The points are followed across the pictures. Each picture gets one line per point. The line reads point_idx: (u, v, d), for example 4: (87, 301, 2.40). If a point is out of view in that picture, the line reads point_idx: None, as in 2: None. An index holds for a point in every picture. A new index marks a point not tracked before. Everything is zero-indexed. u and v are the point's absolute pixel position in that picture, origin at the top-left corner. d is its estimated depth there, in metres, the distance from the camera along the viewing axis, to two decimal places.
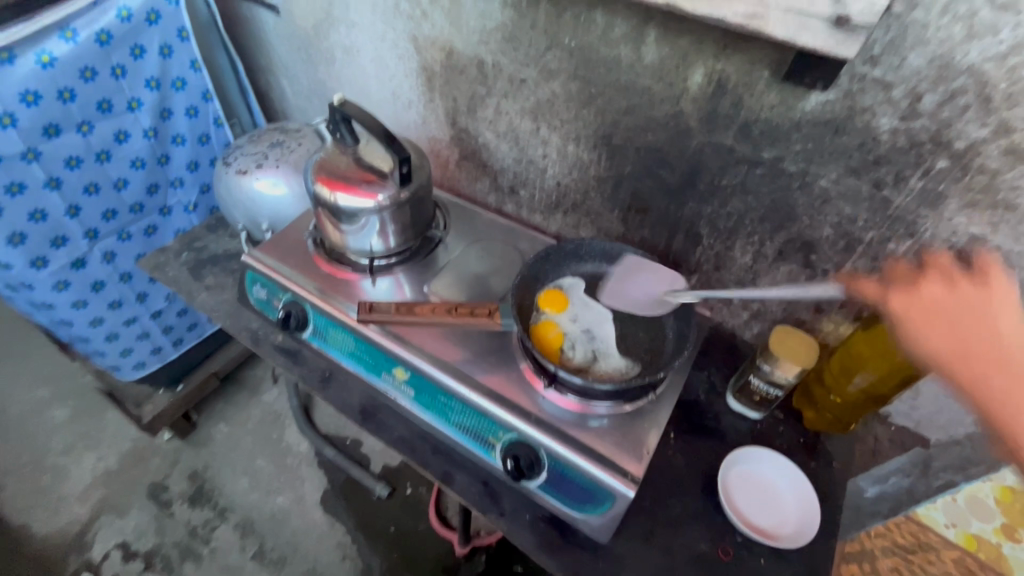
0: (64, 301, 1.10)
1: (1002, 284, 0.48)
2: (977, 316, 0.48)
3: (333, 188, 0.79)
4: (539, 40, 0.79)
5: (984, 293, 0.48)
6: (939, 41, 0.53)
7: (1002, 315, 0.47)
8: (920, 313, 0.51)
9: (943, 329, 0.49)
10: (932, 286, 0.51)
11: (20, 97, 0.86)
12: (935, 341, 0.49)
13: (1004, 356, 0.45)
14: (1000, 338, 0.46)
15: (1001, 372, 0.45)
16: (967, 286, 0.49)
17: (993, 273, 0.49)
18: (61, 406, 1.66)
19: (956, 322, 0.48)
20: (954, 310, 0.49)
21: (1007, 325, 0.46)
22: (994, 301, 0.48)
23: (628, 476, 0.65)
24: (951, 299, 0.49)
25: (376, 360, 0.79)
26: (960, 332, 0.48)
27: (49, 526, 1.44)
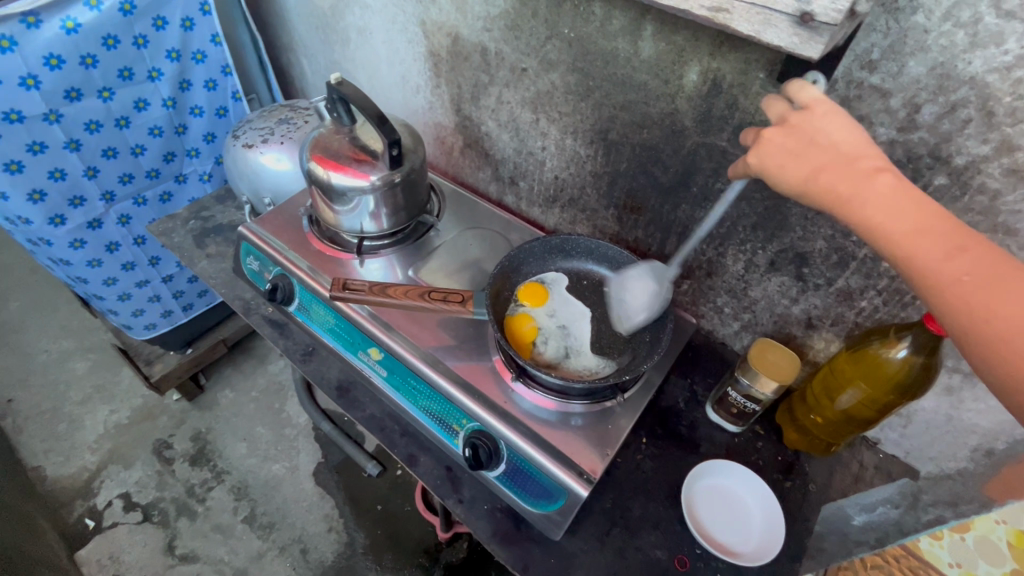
0: (80, 259, 1.15)
1: (820, 98, 0.46)
2: (816, 142, 0.45)
3: (326, 166, 0.79)
4: (540, 30, 0.78)
5: (815, 109, 0.46)
6: (941, 49, 0.50)
7: (831, 125, 0.45)
8: (775, 161, 0.48)
9: (796, 167, 0.47)
10: (773, 134, 0.48)
11: (45, 61, 0.91)
12: (793, 183, 0.47)
13: (852, 164, 0.44)
14: (837, 145, 0.45)
15: (853, 181, 0.43)
16: (799, 116, 0.47)
17: (812, 96, 0.46)
18: (83, 358, 1.75)
19: (799, 154, 0.46)
20: (797, 147, 0.46)
21: (851, 140, 0.44)
22: (824, 116, 0.45)
23: (584, 476, 0.64)
24: (790, 136, 0.47)
25: (353, 338, 0.80)
26: (808, 161, 0.46)
27: (61, 470, 1.52)
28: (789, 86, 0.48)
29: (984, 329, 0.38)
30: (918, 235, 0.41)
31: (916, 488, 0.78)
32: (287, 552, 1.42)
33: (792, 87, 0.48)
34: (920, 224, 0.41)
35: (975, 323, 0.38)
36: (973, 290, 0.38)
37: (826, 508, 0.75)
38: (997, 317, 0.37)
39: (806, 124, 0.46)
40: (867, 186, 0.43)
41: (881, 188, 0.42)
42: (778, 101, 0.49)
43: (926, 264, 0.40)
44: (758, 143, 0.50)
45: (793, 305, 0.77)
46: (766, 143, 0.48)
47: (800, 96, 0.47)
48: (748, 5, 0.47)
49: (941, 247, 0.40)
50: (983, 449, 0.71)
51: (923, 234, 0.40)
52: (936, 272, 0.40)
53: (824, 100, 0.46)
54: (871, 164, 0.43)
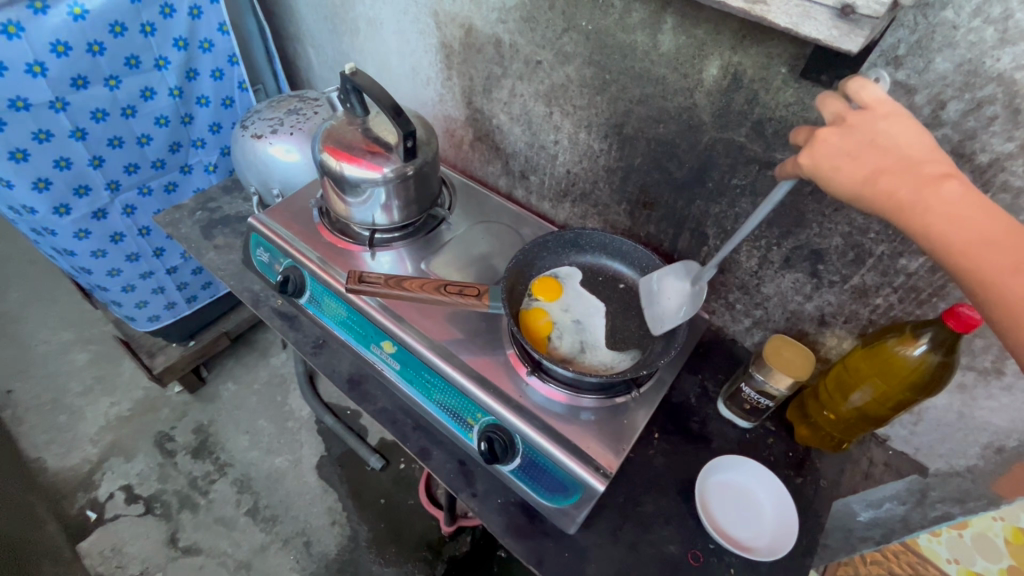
0: (84, 249, 1.14)
1: (883, 99, 0.45)
2: (879, 145, 0.45)
3: (339, 157, 0.79)
4: (556, 22, 0.77)
5: (876, 112, 0.45)
6: (969, 45, 0.50)
7: (895, 128, 0.44)
8: (831, 163, 0.46)
9: (854, 169, 0.45)
10: (830, 133, 0.46)
11: (51, 48, 0.89)
12: (851, 185, 0.46)
13: (918, 169, 0.43)
14: (904, 150, 0.44)
15: (922, 185, 0.43)
16: (859, 116, 0.45)
17: (876, 96, 0.45)
18: (83, 349, 1.74)
19: (858, 155, 0.45)
20: (856, 147, 0.45)
21: (916, 145, 0.44)
22: (886, 120, 0.45)
23: (601, 471, 0.64)
24: (849, 136, 0.46)
25: (366, 331, 0.79)
26: (869, 163, 0.45)
27: (61, 462, 1.51)
28: (849, 83, 0.46)
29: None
30: (986, 242, 0.40)
31: (925, 485, 0.79)
32: (290, 545, 1.42)
33: (853, 84, 0.46)
34: (989, 233, 0.40)
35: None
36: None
37: (835, 503, 0.76)
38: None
39: (868, 125, 0.45)
40: (937, 191, 0.42)
41: (952, 193, 0.42)
42: (832, 99, 0.48)
43: (995, 272, 0.40)
44: (811, 142, 0.48)
45: (807, 301, 0.77)
46: (821, 143, 0.47)
47: (860, 96, 0.46)
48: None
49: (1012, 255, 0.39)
50: (994, 447, 0.71)
51: (991, 242, 0.40)
52: (1006, 280, 0.39)
53: (889, 100, 0.45)
54: (939, 170, 0.43)
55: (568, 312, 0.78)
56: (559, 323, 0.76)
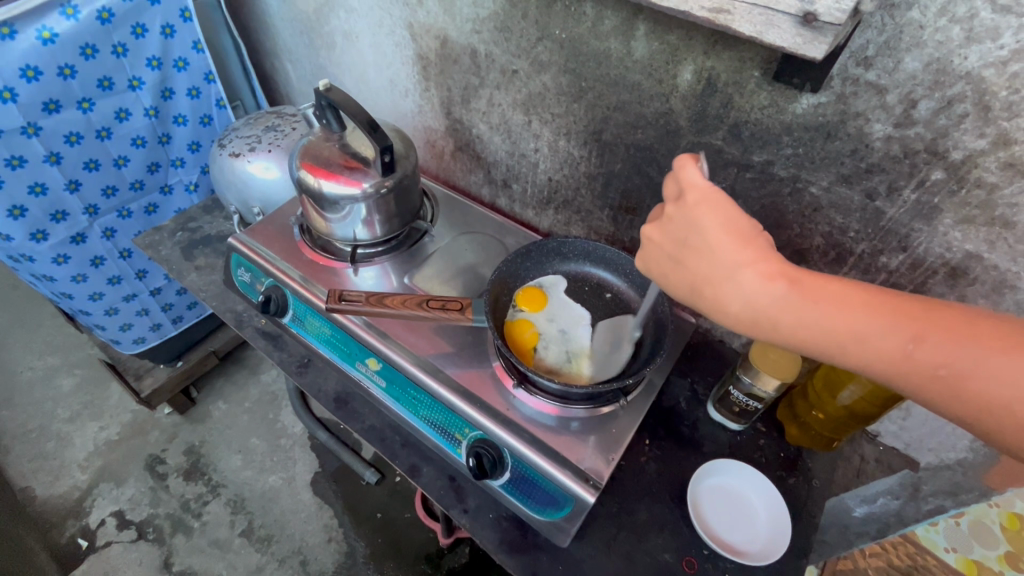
0: (64, 274, 1.13)
1: (693, 188, 0.47)
2: (692, 248, 0.47)
3: (317, 174, 0.78)
4: (531, 31, 0.77)
5: (686, 208, 0.47)
6: (936, 44, 0.50)
7: (701, 225, 0.46)
8: (661, 268, 0.51)
9: (681, 275, 0.49)
10: (656, 234, 0.51)
11: (21, 73, 0.88)
12: (685, 291, 0.49)
13: (734, 274, 0.45)
14: (712, 254, 0.46)
15: (742, 291, 0.44)
16: (673, 211, 0.49)
17: (687, 186, 0.47)
18: (69, 374, 1.72)
19: (680, 261, 0.49)
20: (677, 252, 0.49)
21: (726, 242, 0.45)
22: (691, 214, 0.46)
23: (590, 482, 0.64)
24: (671, 241, 0.49)
25: (350, 349, 0.79)
26: (692, 272, 0.48)
27: (50, 490, 1.48)
28: (675, 164, 0.48)
29: (940, 386, 0.39)
30: (826, 327, 0.42)
31: (915, 478, 0.76)
32: (286, 564, 1.40)
33: (677, 165, 0.48)
34: (825, 314, 0.42)
35: (925, 382, 0.40)
36: (893, 357, 0.41)
37: (828, 502, 0.76)
38: (943, 372, 0.39)
39: (680, 225, 0.48)
40: (757, 295, 0.44)
41: (771, 294, 0.43)
42: (666, 184, 0.50)
43: (849, 347, 0.42)
44: (643, 245, 0.53)
45: None
46: (650, 247, 0.52)
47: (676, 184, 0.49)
48: (750, 6, 0.47)
49: (849, 329, 0.42)
50: (982, 439, 0.71)
51: (826, 324, 0.42)
52: (862, 352, 0.42)
53: (698, 189, 0.47)
54: (755, 270, 0.44)
55: (551, 321, 0.78)
56: (544, 332, 0.76)
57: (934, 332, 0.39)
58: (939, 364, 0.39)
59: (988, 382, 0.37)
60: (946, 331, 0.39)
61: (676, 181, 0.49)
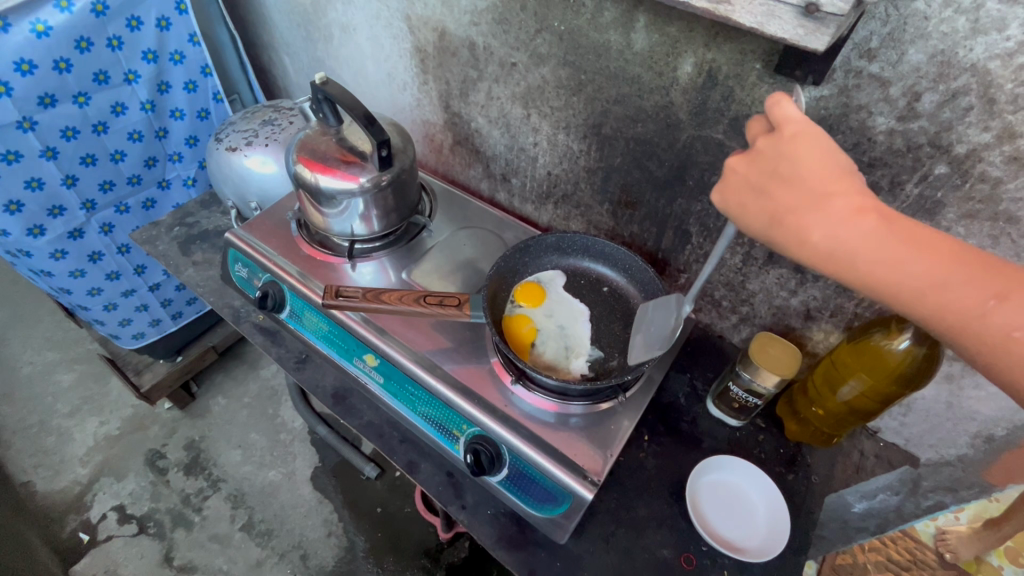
0: (62, 269, 1.12)
1: (794, 118, 0.43)
2: (783, 176, 0.43)
3: (314, 169, 0.77)
4: (529, 23, 0.76)
5: (782, 138, 0.43)
6: (941, 36, 0.49)
7: (798, 152, 0.43)
8: (738, 199, 0.47)
9: (760, 206, 0.45)
10: (738, 163, 0.47)
11: (15, 66, 0.87)
12: (760, 223, 0.46)
13: (825, 203, 0.41)
14: (807, 181, 0.42)
15: (829, 223, 0.41)
16: (766, 141, 0.45)
17: (788, 115, 0.44)
18: (69, 369, 1.72)
19: (763, 190, 0.45)
20: (762, 180, 0.45)
21: (823, 174, 0.42)
22: (790, 140, 0.43)
23: (589, 478, 0.63)
24: (757, 169, 0.45)
25: (348, 345, 0.78)
26: (775, 202, 0.44)
27: (51, 485, 1.49)
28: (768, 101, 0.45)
29: (1010, 352, 0.37)
30: (912, 272, 0.39)
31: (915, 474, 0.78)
32: (287, 558, 1.40)
33: (769, 101, 0.45)
34: (913, 258, 0.39)
35: (996, 346, 0.38)
36: (978, 315, 0.38)
37: (828, 498, 0.75)
38: (1020, 337, 0.37)
39: (771, 154, 0.44)
40: (845, 228, 0.40)
41: (864, 228, 0.40)
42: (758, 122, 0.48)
43: (932, 299, 0.39)
44: (722, 174, 0.48)
45: (792, 297, 0.77)
46: (731, 176, 0.48)
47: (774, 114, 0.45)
48: None
49: (936, 279, 0.39)
50: (983, 436, 0.70)
51: (914, 270, 0.39)
52: (939, 304, 0.39)
53: (800, 120, 0.43)
54: (848, 202, 0.41)
55: (550, 316, 0.77)
56: (543, 328, 0.76)
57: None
58: (1014, 327, 0.37)
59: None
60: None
61: (771, 113, 0.46)
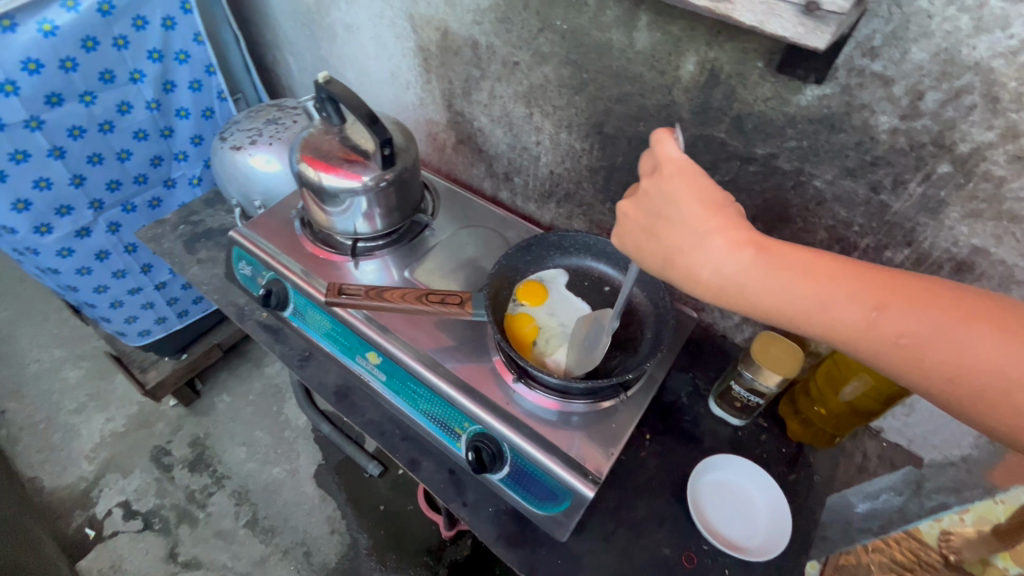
0: (68, 267, 1.13)
1: (673, 158, 0.47)
2: (667, 217, 0.47)
3: (317, 167, 0.78)
4: (531, 22, 0.76)
5: (662, 179, 0.47)
6: (944, 34, 0.49)
7: (674, 192, 0.46)
8: (635, 241, 0.51)
9: (655, 247, 0.48)
10: (628, 208, 0.51)
11: (22, 66, 0.88)
12: (658, 264, 0.48)
13: (704, 240, 0.44)
14: (685, 219, 0.45)
15: (708, 259, 0.44)
16: (648, 183, 0.48)
17: (670, 155, 0.47)
18: (76, 366, 1.73)
19: (653, 233, 0.48)
20: (651, 221, 0.48)
21: (692, 210, 0.45)
22: (667, 179, 0.46)
23: (590, 477, 0.63)
24: (644, 212, 0.49)
25: (350, 343, 0.79)
26: (665, 243, 0.47)
27: (57, 481, 1.50)
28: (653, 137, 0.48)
29: (903, 357, 0.39)
30: (793, 295, 0.41)
31: (919, 475, 0.77)
32: (290, 555, 1.41)
33: (653, 139, 0.48)
34: (793, 281, 0.41)
35: (889, 352, 0.39)
36: (865, 326, 0.40)
37: (830, 499, 0.75)
38: (906, 343, 0.38)
39: (654, 197, 0.48)
40: (723, 261, 0.43)
41: (740, 260, 0.43)
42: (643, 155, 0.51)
43: (817, 317, 0.41)
44: (618, 221, 0.52)
45: None
46: (625, 221, 0.51)
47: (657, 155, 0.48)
48: None
49: (820, 296, 0.41)
50: (987, 436, 0.70)
51: (796, 293, 0.41)
52: (830, 322, 0.41)
53: (677, 159, 0.47)
54: (722, 237, 0.43)
55: (553, 316, 0.77)
56: (547, 327, 0.76)
57: (900, 300, 0.39)
58: (900, 333, 0.39)
59: (946, 350, 0.37)
60: (908, 300, 0.38)
61: (653, 156, 0.49)
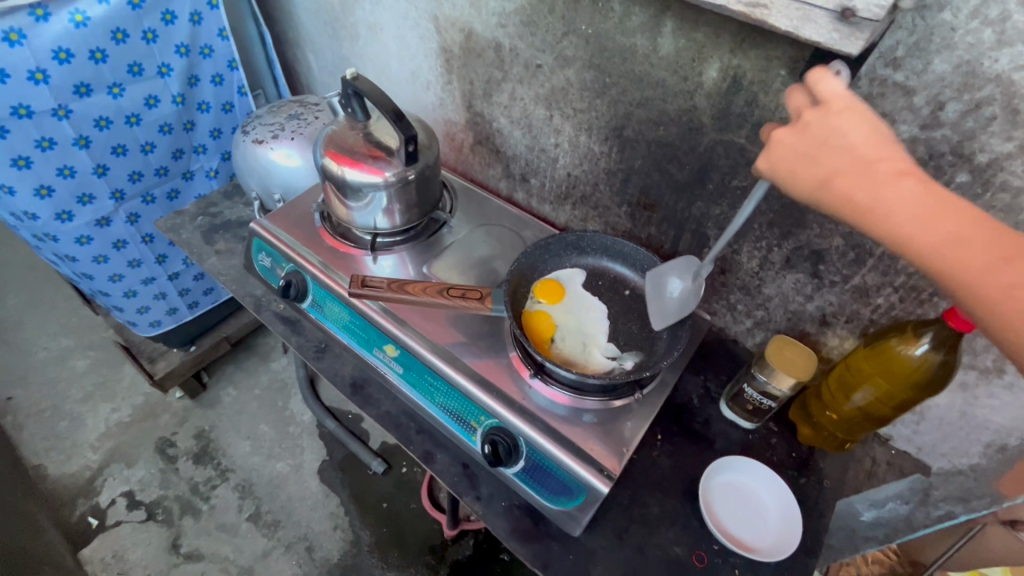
0: (86, 255, 1.14)
1: (840, 94, 0.45)
2: (832, 144, 0.45)
3: (341, 162, 0.79)
4: (556, 26, 0.78)
5: (831, 110, 0.45)
6: (967, 46, 0.50)
7: (848, 122, 0.44)
8: (786, 165, 0.49)
9: (811, 171, 0.47)
10: (785, 135, 0.48)
11: (53, 55, 0.89)
12: (809, 187, 0.47)
13: (870, 167, 0.43)
14: (853, 147, 0.44)
15: (871, 182, 0.43)
16: (815, 114, 0.46)
17: (833, 90, 0.45)
18: (83, 356, 1.74)
19: (814, 157, 0.46)
20: (809, 147, 0.46)
21: (864, 138, 0.44)
22: (839, 111, 0.45)
23: (605, 472, 0.64)
24: (806, 139, 0.47)
25: (369, 335, 0.80)
26: (824, 165, 0.46)
27: (62, 469, 1.50)
28: (811, 76, 0.46)
29: (1005, 305, 0.39)
30: (938, 230, 0.41)
31: (927, 484, 0.78)
32: (292, 549, 1.41)
33: (813, 77, 0.46)
34: (940, 218, 0.41)
35: (998, 303, 0.39)
36: (991, 276, 0.39)
37: (838, 504, 0.76)
38: (1017, 294, 0.39)
39: (821, 126, 0.45)
40: (885, 186, 0.43)
41: (900, 188, 0.42)
42: (798, 93, 0.49)
43: (949, 257, 0.41)
44: (769, 145, 0.50)
45: (808, 302, 0.78)
46: (779, 146, 0.48)
47: (818, 89, 0.46)
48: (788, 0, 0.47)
49: (962, 238, 0.40)
50: (996, 445, 0.70)
51: (940, 229, 0.41)
52: (960, 263, 0.40)
53: (848, 95, 0.45)
54: (891, 166, 0.43)
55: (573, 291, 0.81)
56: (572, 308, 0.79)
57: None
58: (1014, 284, 0.39)
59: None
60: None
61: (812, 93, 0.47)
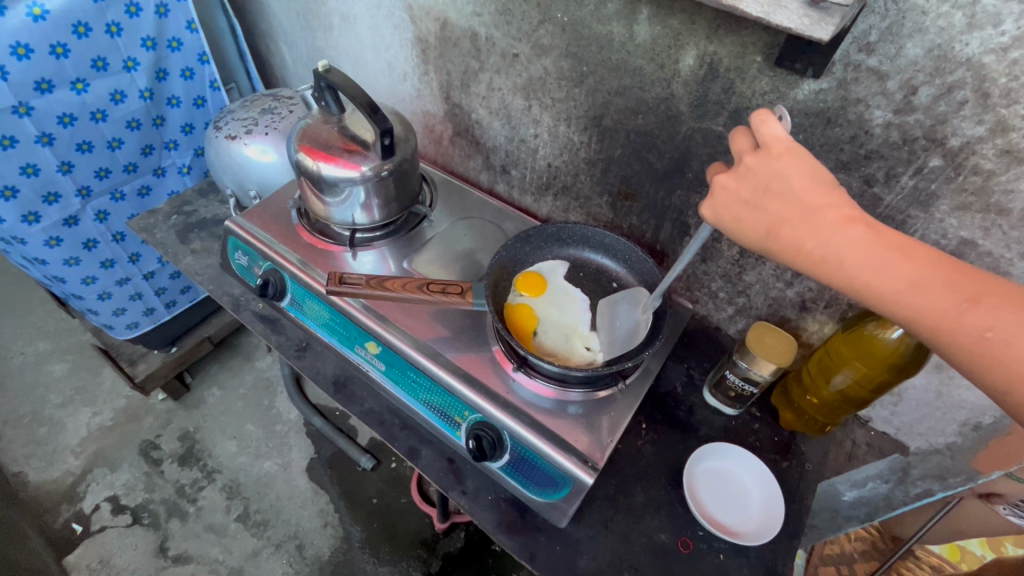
0: (56, 257, 1.11)
1: (781, 137, 0.45)
2: (775, 192, 0.45)
3: (316, 157, 0.77)
4: (532, 14, 0.77)
5: (771, 156, 0.45)
6: (938, 30, 0.50)
7: (791, 169, 0.44)
8: (731, 213, 0.48)
9: (756, 219, 0.46)
10: (727, 180, 0.48)
11: (11, 50, 0.86)
12: (757, 236, 0.47)
13: (815, 214, 0.43)
14: (797, 196, 0.44)
15: (818, 232, 0.43)
16: (756, 159, 0.46)
17: (775, 134, 0.45)
18: (60, 360, 1.70)
19: (756, 204, 0.46)
20: (753, 194, 0.46)
21: (807, 186, 0.44)
22: (781, 156, 0.45)
23: (589, 463, 0.64)
24: (749, 186, 0.47)
25: (349, 333, 0.79)
26: (769, 213, 0.45)
27: (43, 475, 1.48)
28: (755, 118, 0.47)
29: (975, 346, 0.39)
30: (894, 276, 0.41)
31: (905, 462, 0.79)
32: (282, 548, 1.41)
33: (757, 120, 0.47)
34: (894, 265, 0.41)
35: (968, 345, 0.39)
36: (957, 317, 0.39)
37: (820, 486, 0.77)
38: (989, 336, 0.38)
39: (763, 172, 0.45)
40: (832, 236, 0.42)
41: (849, 237, 0.42)
42: (741, 137, 0.49)
43: (910, 301, 0.41)
44: (712, 190, 0.49)
45: (788, 288, 0.78)
46: (722, 192, 0.48)
47: (762, 131, 0.46)
48: None
49: (917, 280, 0.40)
50: (971, 424, 0.72)
51: (894, 277, 0.41)
52: (921, 305, 0.40)
53: (787, 140, 0.45)
54: (836, 213, 0.43)
55: (555, 279, 0.81)
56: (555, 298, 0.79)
57: (994, 296, 0.39)
58: (987, 327, 0.38)
59: None
60: (1004, 298, 0.38)
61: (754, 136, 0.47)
